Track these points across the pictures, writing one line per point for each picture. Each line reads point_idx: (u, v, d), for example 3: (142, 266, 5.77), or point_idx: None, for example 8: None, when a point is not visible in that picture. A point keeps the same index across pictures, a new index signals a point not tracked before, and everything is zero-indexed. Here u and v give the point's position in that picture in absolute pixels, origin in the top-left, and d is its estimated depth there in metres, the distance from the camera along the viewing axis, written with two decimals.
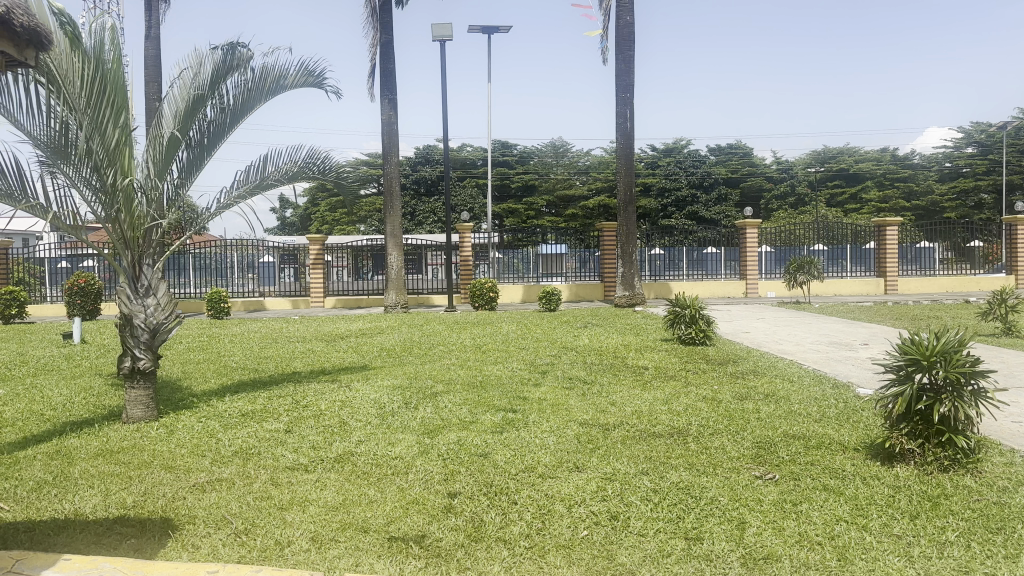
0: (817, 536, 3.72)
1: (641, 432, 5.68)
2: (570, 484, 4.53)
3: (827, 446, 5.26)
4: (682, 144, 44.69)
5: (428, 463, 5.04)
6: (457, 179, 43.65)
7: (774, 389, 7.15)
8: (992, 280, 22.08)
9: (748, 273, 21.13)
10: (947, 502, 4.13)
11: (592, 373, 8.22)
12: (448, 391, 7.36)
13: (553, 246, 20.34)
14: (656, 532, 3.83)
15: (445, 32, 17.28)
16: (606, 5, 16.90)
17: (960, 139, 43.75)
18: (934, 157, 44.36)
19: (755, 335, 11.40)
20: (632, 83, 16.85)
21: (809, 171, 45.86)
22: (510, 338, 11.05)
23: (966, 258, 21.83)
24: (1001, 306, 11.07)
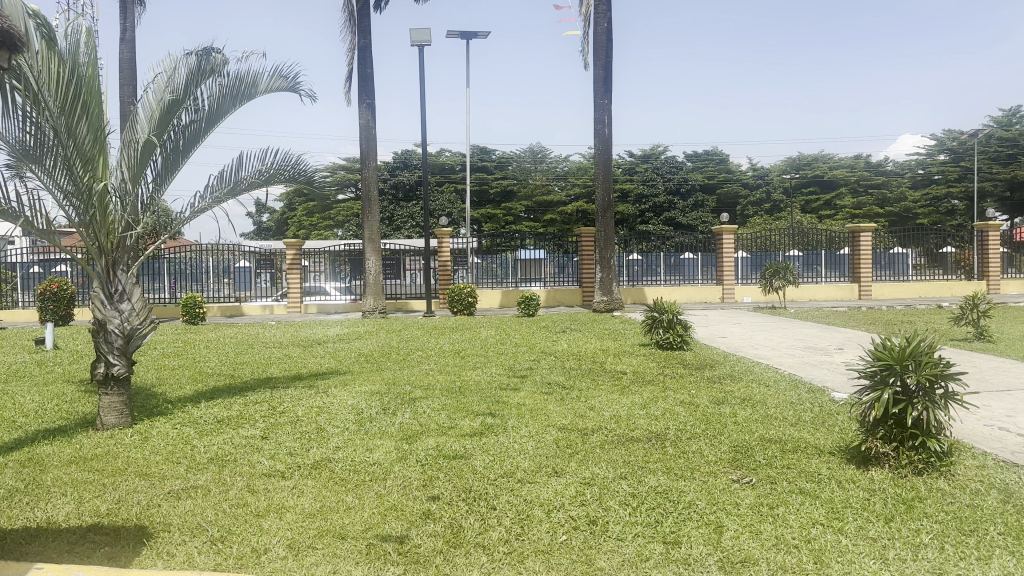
0: (793, 539, 3.75)
1: (618, 437, 5.70)
2: (548, 489, 4.53)
3: (802, 450, 5.32)
4: (659, 150, 45.10)
5: (407, 469, 5.01)
6: (436, 184, 43.71)
7: (750, 393, 7.22)
8: (963, 285, 22.43)
9: (725, 278, 21.24)
10: (921, 505, 4.19)
11: (571, 378, 8.25)
12: (427, 397, 7.33)
13: (532, 251, 20.36)
14: (634, 537, 3.85)
15: (424, 38, 17.27)
16: (585, 11, 17.00)
17: (932, 146, 44.39)
18: (907, 164, 45.08)
19: (732, 340, 11.50)
20: (609, 90, 16.95)
21: (784, 177, 46.50)
22: (488, 343, 11.07)
23: (938, 263, 22.14)
24: (974, 311, 11.24)
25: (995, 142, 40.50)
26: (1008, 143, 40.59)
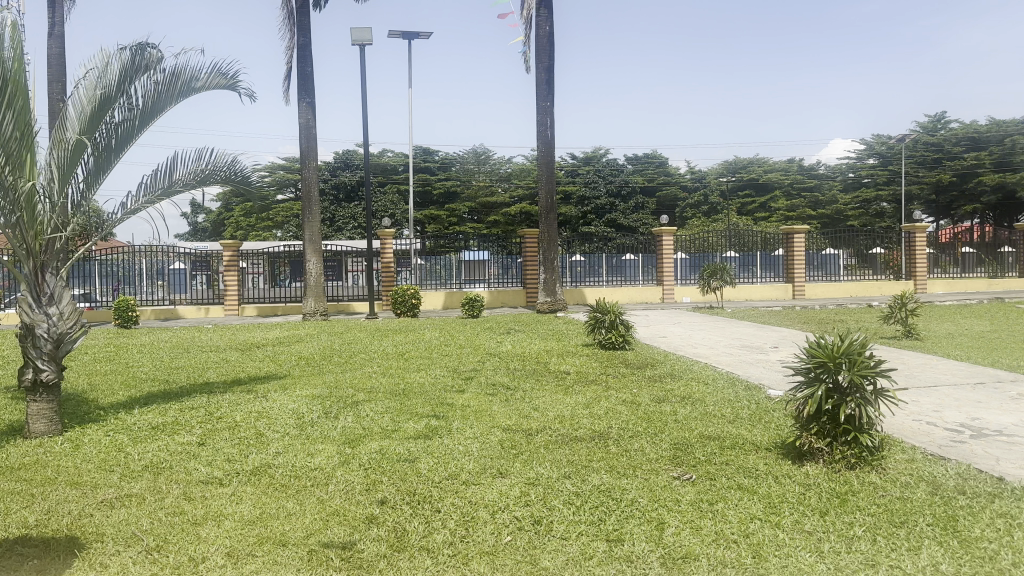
0: (732, 534, 3.84)
1: (563, 437, 5.75)
2: (493, 490, 4.53)
3: (740, 446, 5.45)
4: (601, 152, 45.55)
5: (350, 473, 4.95)
6: (378, 185, 43.23)
7: (690, 391, 7.37)
8: (891, 285, 23.33)
9: (665, 278, 21.65)
10: (854, 499, 4.34)
11: (515, 379, 8.27)
12: (370, 400, 7.25)
13: (476, 252, 20.35)
14: (578, 535, 3.88)
15: (364, 37, 17.08)
16: (526, 14, 17.07)
17: (862, 150, 45.90)
18: (838, 168, 46.58)
19: (672, 339, 11.70)
20: (551, 92, 17.07)
21: (721, 180, 47.53)
22: (432, 345, 11.02)
23: (868, 264, 23.00)
24: (902, 310, 11.68)
25: (920, 147, 42.06)
26: (933, 147, 42.19)
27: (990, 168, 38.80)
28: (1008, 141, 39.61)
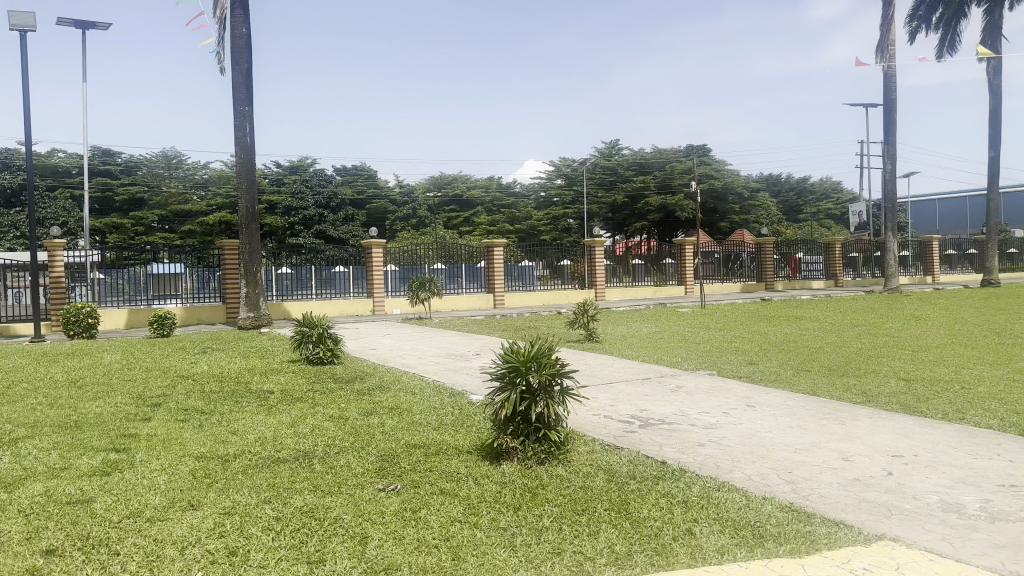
0: (433, 540, 3.96)
1: (264, 459, 5.47)
2: (185, 524, 4.17)
3: (443, 452, 5.65)
4: (307, 162, 44.58)
5: (3, 524, 4.22)
6: (45, 188, 37.77)
7: (397, 402, 7.47)
8: (578, 293, 25.84)
9: (374, 291, 21.78)
10: (544, 492, 4.71)
11: (213, 401, 7.70)
12: (32, 436, 6.25)
13: (169, 265, 18.68)
14: (278, 561, 3.72)
15: (23, 19, 14.83)
16: (219, 14, 16.12)
17: (551, 171, 50.52)
18: (532, 187, 50.81)
19: (381, 351, 11.78)
20: (250, 98, 16.30)
21: (427, 195, 49.20)
22: (114, 369, 9.83)
23: (558, 275, 25.38)
24: (585, 316, 13.00)
25: (598, 170, 47.43)
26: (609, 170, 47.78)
27: (654, 189, 44.57)
28: (668, 166, 45.77)
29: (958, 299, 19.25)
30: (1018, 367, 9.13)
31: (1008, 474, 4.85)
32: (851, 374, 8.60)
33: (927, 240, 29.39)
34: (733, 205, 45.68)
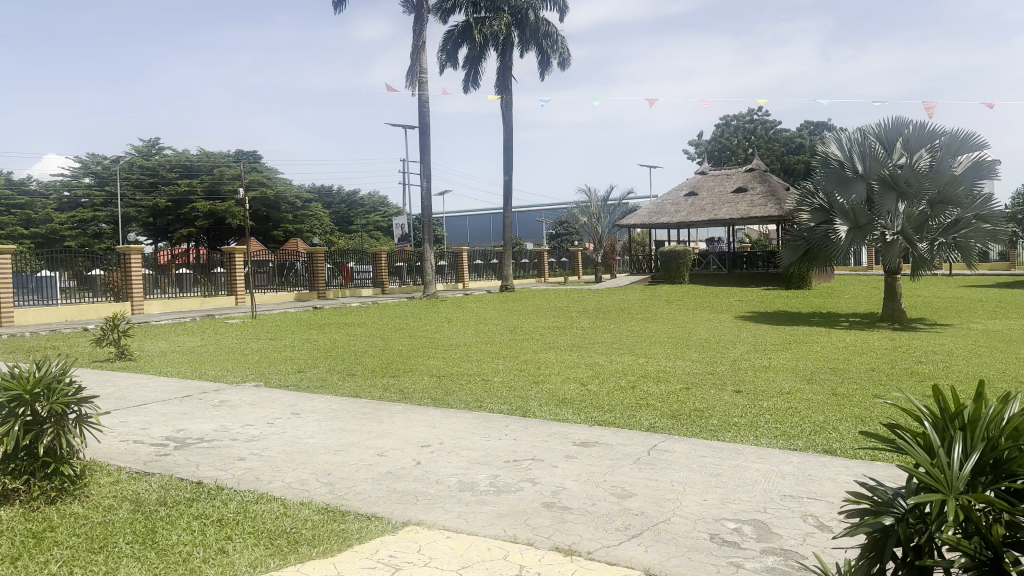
0: None
1: None
2: None
3: None
4: None
5: None
6: None
7: None
8: (110, 306, 22.21)
9: None
10: (52, 535, 4.08)
11: None
12: None
13: None
14: None
15: None
16: None
17: (77, 170, 45.09)
18: (51, 185, 44.47)
19: None
20: None
21: None
22: None
23: (86, 286, 21.53)
24: (114, 332, 11.63)
25: (136, 170, 43.80)
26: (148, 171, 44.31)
27: (201, 195, 42.58)
28: (215, 171, 44.02)
29: (483, 302, 22.24)
30: (522, 358, 10.89)
31: (509, 449, 5.73)
32: (392, 375, 9.28)
33: (460, 250, 32.51)
34: (286, 214, 46.04)
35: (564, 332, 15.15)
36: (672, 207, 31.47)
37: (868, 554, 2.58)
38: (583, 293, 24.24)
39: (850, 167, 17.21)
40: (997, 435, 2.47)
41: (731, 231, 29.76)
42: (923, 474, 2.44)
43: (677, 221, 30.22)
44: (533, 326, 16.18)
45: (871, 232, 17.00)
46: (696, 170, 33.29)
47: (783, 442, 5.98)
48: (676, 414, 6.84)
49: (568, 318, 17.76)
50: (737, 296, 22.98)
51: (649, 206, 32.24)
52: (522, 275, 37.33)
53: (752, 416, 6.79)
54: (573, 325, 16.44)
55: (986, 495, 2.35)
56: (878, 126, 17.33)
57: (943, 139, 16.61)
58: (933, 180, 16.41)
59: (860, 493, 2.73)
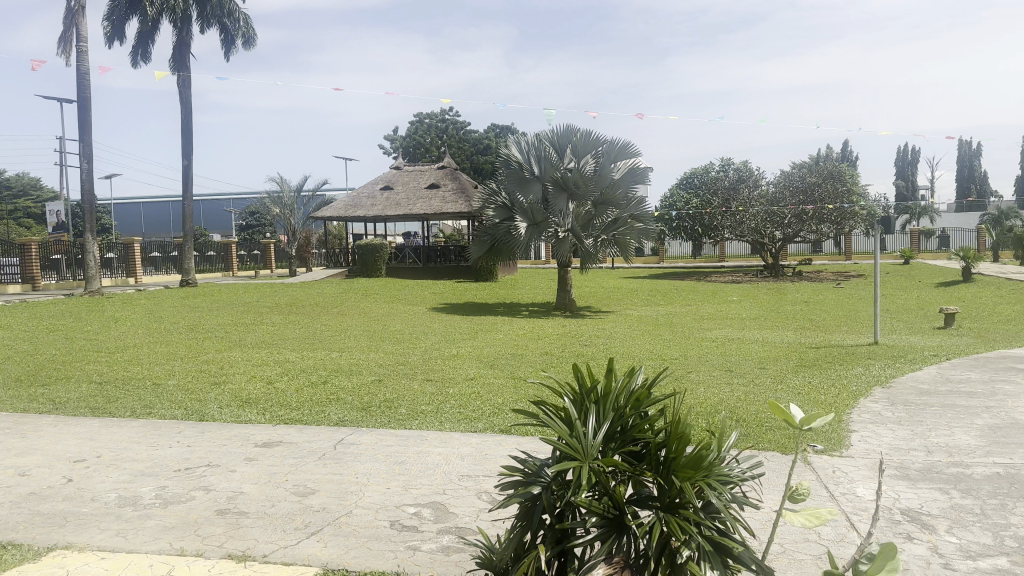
0: None
1: None
2: None
3: None
4: None
5: None
6: None
7: None
8: None
9: None
10: None
11: None
12: None
13: None
14: None
15: None
16: None
17: None
18: None
19: None
20: None
21: None
22: None
23: None
24: None
25: None
26: None
27: None
28: None
29: (163, 298, 20.46)
30: (203, 359, 10.29)
31: (181, 458, 5.39)
32: (42, 383, 8.16)
33: (131, 241, 28.98)
34: None
35: (252, 329, 14.57)
36: (367, 201, 31.68)
37: (521, 524, 2.65)
38: (274, 287, 23.29)
39: (528, 169, 18.86)
40: (624, 405, 2.65)
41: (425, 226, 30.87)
42: (561, 445, 2.51)
43: (372, 215, 30.41)
44: (218, 324, 15.32)
45: (547, 229, 18.77)
46: (389, 165, 33.91)
47: (465, 424, 6.38)
48: (365, 407, 7.00)
49: (257, 314, 17.08)
50: (432, 288, 23.94)
51: (345, 198, 32.10)
52: (207, 269, 34.05)
53: (437, 403, 7.18)
54: (263, 321, 15.87)
55: (612, 460, 2.49)
56: (553, 132, 19.17)
57: (604, 147, 18.90)
58: (596, 183, 18.54)
59: (514, 466, 2.77)
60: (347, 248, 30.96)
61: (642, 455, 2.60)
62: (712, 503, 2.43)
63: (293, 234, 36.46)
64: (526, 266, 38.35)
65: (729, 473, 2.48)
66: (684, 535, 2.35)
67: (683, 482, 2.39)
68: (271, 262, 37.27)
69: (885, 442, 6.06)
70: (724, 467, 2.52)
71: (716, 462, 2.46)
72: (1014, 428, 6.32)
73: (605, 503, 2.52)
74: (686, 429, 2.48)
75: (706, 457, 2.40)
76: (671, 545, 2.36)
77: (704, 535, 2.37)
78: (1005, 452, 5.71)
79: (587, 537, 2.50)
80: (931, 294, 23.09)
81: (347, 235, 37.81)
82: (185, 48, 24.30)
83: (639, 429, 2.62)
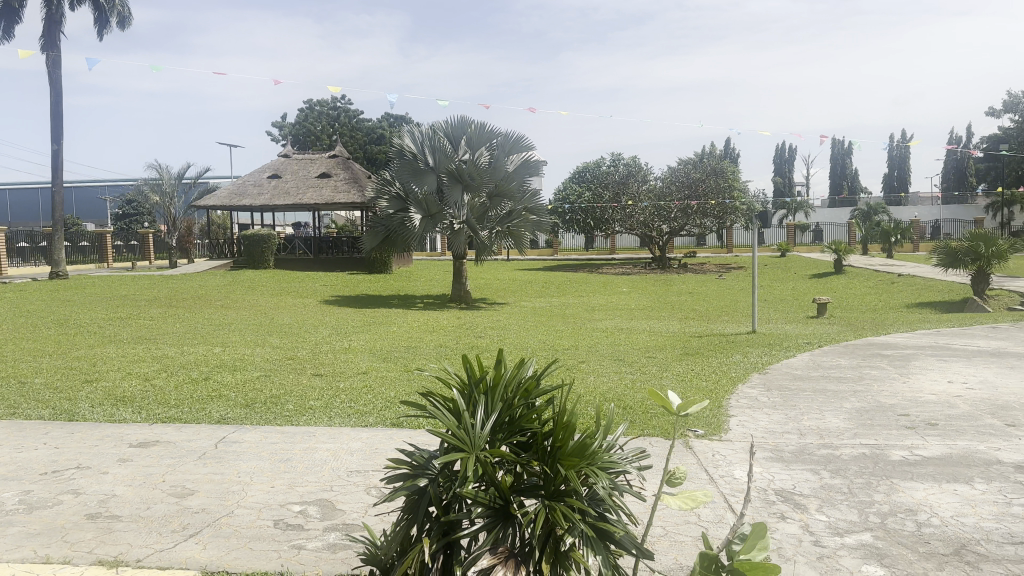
0: None
1: None
2: None
3: None
4: None
5: None
6: None
7: None
8: None
9: None
10: None
11: None
12: None
13: None
14: None
15: None
16: None
17: None
18: None
19: None
20: None
21: None
22: None
23: None
24: None
25: None
26: None
27: None
28: None
29: (29, 292, 19.06)
30: (75, 356, 9.68)
31: (47, 461, 5.05)
32: None
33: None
34: None
35: (129, 323, 13.80)
36: (254, 189, 30.59)
37: (406, 516, 2.43)
38: (154, 280, 22.11)
39: (423, 160, 18.61)
40: (513, 396, 2.49)
41: (316, 217, 30.14)
42: (450, 436, 2.32)
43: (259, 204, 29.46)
44: (91, 319, 14.43)
45: (442, 220, 18.82)
46: (278, 153, 32.82)
47: (356, 419, 6.30)
48: (250, 404, 6.81)
49: (134, 309, 16.17)
50: (324, 280, 23.43)
51: (229, 186, 30.89)
52: (79, 260, 33.06)
53: (327, 398, 7.06)
54: (140, 315, 15.05)
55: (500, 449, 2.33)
56: (447, 123, 19.05)
57: (499, 139, 18.97)
58: (490, 175, 18.71)
59: (400, 458, 2.55)
60: (232, 238, 29.83)
61: (529, 445, 2.46)
62: (595, 490, 2.36)
63: (173, 224, 34.81)
64: (420, 258, 38.11)
65: (615, 461, 2.41)
66: (567, 523, 2.25)
67: (567, 469, 2.29)
68: (149, 254, 35.55)
69: (761, 426, 6.38)
70: (607, 454, 2.46)
71: (601, 450, 2.38)
72: (877, 411, 6.79)
73: (490, 492, 2.36)
74: (574, 417, 2.38)
75: (591, 445, 2.31)
76: (554, 532, 2.26)
77: (584, 522, 2.30)
78: (870, 434, 6.12)
79: (474, 529, 2.33)
80: (805, 285, 24.50)
81: (232, 225, 36.30)
82: (56, 26, 22.74)
83: (529, 419, 2.47)
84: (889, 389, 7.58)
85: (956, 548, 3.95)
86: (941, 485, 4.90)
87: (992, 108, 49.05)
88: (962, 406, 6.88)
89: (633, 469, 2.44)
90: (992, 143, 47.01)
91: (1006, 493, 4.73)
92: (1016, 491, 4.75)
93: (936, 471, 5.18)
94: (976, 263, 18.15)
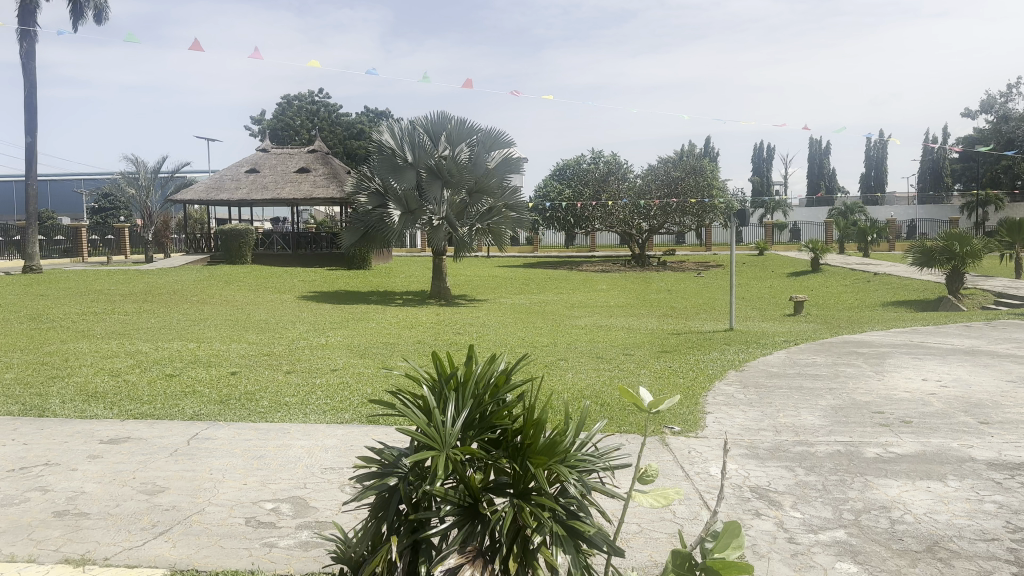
0: None
1: None
2: None
3: None
4: None
5: None
6: None
7: None
8: None
9: None
10: None
11: None
12: None
13: None
14: None
15: None
16: None
17: None
18: None
19: None
20: None
21: None
22: None
23: None
24: None
25: None
26: None
27: None
28: None
29: None
30: (45, 350, 9.63)
31: (15, 458, 4.98)
32: None
33: None
34: None
35: (102, 318, 13.75)
36: (231, 183, 30.30)
37: (376, 515, 2.40)
38: (129, 275, 21.96)
39: (401, 155, 18.43)
40: (484, 393, 2.46)
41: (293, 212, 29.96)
42: (420, 435, 2.28)
43: (237, 198, 29.27)
44: (64, 312, 14.37)
45: (422, 217, 18.81)
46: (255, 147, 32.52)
47: (330, 416, 6.27)
48: (224, 400, 6.76)
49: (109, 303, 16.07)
50: (301, 275, 23.40)
51: (206, 180, 30.62)
52: (53, 254, 32.58)
53: (302, 394, 7.02)
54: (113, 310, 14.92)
55: (469, 448, 2.30)
56: (427, 118, 18.87)
57: (479, 135, 18.85)
58: (470, 172, 18.63)
59: (369, 456, 2.50)
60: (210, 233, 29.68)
61: (500, 442, 2.42)
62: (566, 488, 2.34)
63: (149, 218, 34.49)
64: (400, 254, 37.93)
65: (585, 458, 2.39)
66: (537, 523, 2.24)
67: (536, 467, 2.28)
68: (123, 247, 35.19)
69: (736, 424, 6.40)
70: (579, 450, 2.42)
71: (572, 448, 2.35)
72: (852, 408, 6.84)
73: (458, 490, 2.33)
74: (543, 413, 2.35)
75: (561, 443, 2.30)
76: (523, 532, 2.26)
77: (556, 520, 2.28)
78: (845, 431, 6.15)
79: (442, 526, 2.29)
80: (782, 284, 24.58)
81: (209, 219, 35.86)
82: (31, 14, 22.46)
83: (499, 416, 2.44)
84: (864, 387, 7.63)
85: (928, 544, 3.99)
86: (914, 483, 4.94)
87: (969, 108, 49.60)
88: (935, 403, 6.95)
89: (602, 467, 2.42)
90: (967, 143, 47.59)
91: (978, 490, 4.78)
92: (988, 488, 4.81)
93: (909, 469, 5.22)
94: (952, 261, 18.31)
